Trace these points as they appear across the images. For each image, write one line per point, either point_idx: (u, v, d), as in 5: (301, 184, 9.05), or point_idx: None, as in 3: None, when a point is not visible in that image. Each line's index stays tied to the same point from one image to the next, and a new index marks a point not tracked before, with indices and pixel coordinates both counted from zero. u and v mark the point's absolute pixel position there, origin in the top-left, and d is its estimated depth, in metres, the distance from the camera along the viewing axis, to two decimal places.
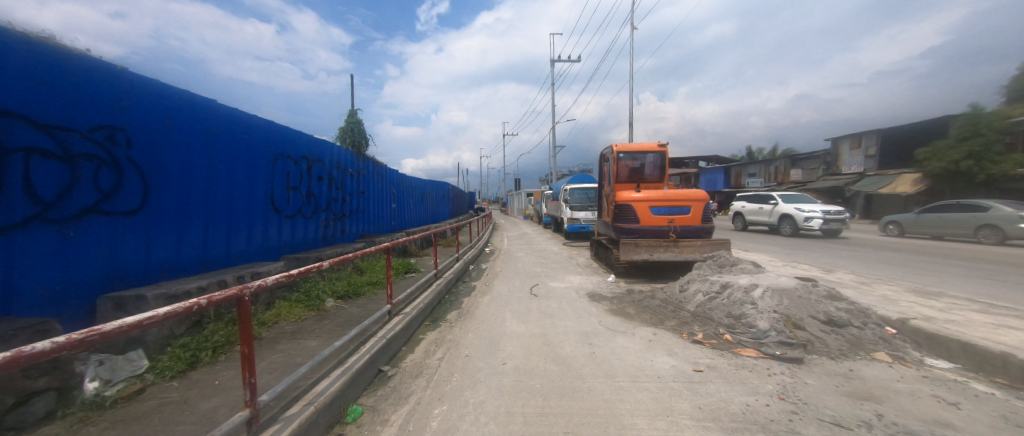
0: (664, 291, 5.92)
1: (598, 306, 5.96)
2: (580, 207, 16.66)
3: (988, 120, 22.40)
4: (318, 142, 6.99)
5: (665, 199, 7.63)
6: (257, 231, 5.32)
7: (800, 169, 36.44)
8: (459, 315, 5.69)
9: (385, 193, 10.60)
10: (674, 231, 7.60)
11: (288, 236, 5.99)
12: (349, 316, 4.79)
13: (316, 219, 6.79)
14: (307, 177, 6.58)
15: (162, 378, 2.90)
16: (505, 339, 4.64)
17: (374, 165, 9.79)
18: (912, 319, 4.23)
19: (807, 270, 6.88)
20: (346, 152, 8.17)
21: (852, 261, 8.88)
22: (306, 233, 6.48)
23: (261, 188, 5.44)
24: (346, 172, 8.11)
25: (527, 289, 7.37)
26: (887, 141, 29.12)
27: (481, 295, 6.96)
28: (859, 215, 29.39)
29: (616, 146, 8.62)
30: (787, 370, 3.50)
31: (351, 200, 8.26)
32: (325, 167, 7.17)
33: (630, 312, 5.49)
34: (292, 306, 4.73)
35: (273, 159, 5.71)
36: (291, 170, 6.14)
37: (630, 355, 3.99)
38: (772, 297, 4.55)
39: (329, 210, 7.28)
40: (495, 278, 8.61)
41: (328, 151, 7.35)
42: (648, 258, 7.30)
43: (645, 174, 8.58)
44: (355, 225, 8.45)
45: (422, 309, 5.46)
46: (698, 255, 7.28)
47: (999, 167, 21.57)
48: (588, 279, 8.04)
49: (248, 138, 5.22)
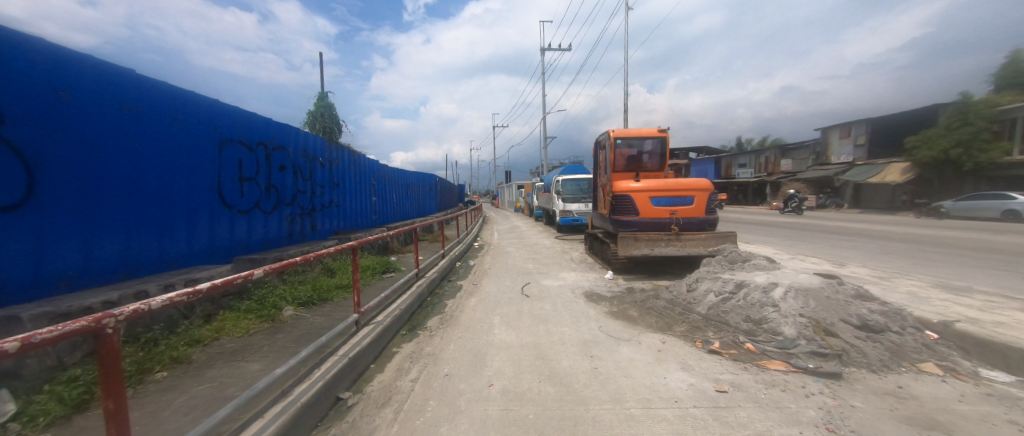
0: (670, 290, 5.32)
1: (596, 308, 5.37)
2: (572, 199, 16.08)
3: (977, 108, 22.39)
4: (279, 126, 6.11)
5: (666, 189, 7.05)
6: (199, 228, 4.52)
7: (789, 159, 36.51)
8: (441, 322, 5.03)
9: (364, 186, 9.80)
10: (676, 224, 7.03)
11: (241, 234, 5.20)
12: (309, 328, 4.07)
13: (278, 214, 6.01)
14: (267, 165, 5.75)
15: (31, 429, 2.13)
16: (492, 351, 4.00)
17: (350, 154, 8.94)
18: (956, 322, 3.71)
19: (818, 264, 6.40)
20: (315, 139, 7.29)
21: (857, 253, 8.49)
22: (265, 229, 5.68)
23: (204, 178, 4.62)
24: (315, 161, 7.26)
25: (518, 288, 6.75)
26: (876, 130, 29.19)
27: (467, 297, 6.31)
28: (848, 205, 29.68)
29: (613, 132, 7.96)
30: (826, 388, 2.94)
31: (322, 193, 7.45)
32: (288, 154, 6.32)
33: (632, 315, 4.91)
34: (239, 318, 4.00)
35: (220, 144, 4.86)
36: (244, 157, 5.29)
37: (638, 372, 3.38)
38: (795, 298, 3.99)
39: (294, 204, 6.47)
40: (483, 276, 7.97)
41: (292, 137, 6.49)
42: (648, 253, 6.81)
43: (645, 162, 7.96)
44: (327, 221, 7.66)
45: (398, 315, 4.76)
46: (702, 249, 6.77)
47: (986, 155, 21.84)
48: (584, 276, 7.44)
49: (183, 119, 4.36)
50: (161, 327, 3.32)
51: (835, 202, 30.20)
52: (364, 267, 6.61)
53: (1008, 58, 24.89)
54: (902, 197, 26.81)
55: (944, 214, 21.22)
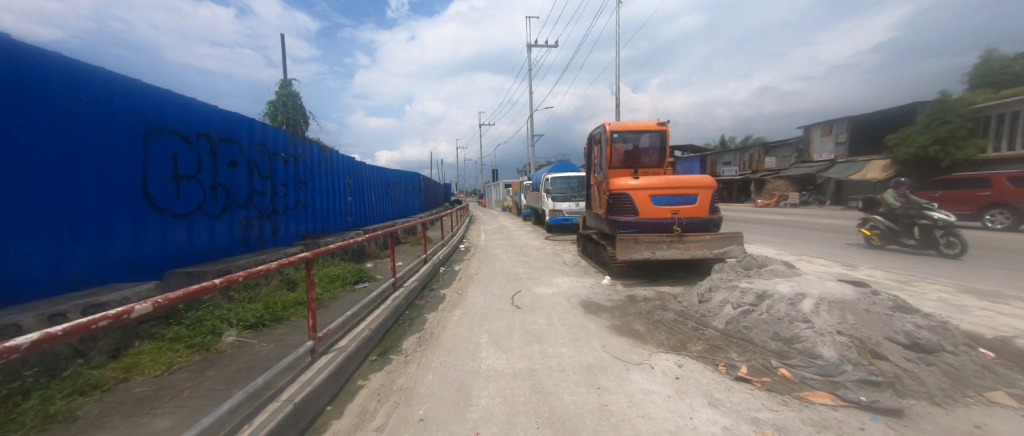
0: (679, 300, 4.74)
1: (596, 321, 4.75)
2: (562, 197, 15.49)
3: (955, 107, 23.08)
4: (226, 114, 5.18)
5: (668, 186, 6.49)
6: (119, 238, 3.60)
7: (773, 157, 36.96)
8: (419, 342, 4.31)
9: (337, 185, 8.92)
10: (678, 224, 6.50)
11: (177, 243, 4.29)
12: (251, 360, 3.28)
13: (227, 217, 5.11)
14: (212, 161, 4.84)
15: None
16: (478, 383, 3.31)
17: (317, 149, 8.01)
18: (1014, 338, 3.23)
19: (830, 267, 5.97)
20: (272, 131, 6.33)
21: (859, 252, 8.20)
22: (209, 237, 4.78)
23: (124, 176, 3.69)
24: (275, 156, 6.35)
25: (508, 297, 6.07)
26: (857, 128, 29.78)
27: (451, 309, 5.59)
28: (830, 202, 30.23)
29: (610, 125, 7.33)
30: (890, 429, 2.34)
31: (284, 192, 6.56)
32: (239, 148, 5.42)
33: (639, 330, 4.31)
34: (161, 351, 3.16)
35: (146, 134, 3.94)
36: (181, 150, 4.37)
37: (658, 410, 2.74)
38: (830, 313, 3.46)
39: (249, 206, 5.59)
40: (469, 283, 7.26)
41: (244, 128, 5.57)
42: (648, 257, 6.27)
43: (643, 158, 7.40)
44: (292, 223, 6.78)
45: (367, 338, 4.00)
46: (707, 252, 6.27)
47: (963, 152, 22.41)
48: (579, 282, 6.83)
49: (91, 100, 3.39)
50: (36, 372, 2.45)
51: (818, 200, 30.75)
52: (333, 277, 5.80)
53: (982, 57, 25.68)
54: None
55: None
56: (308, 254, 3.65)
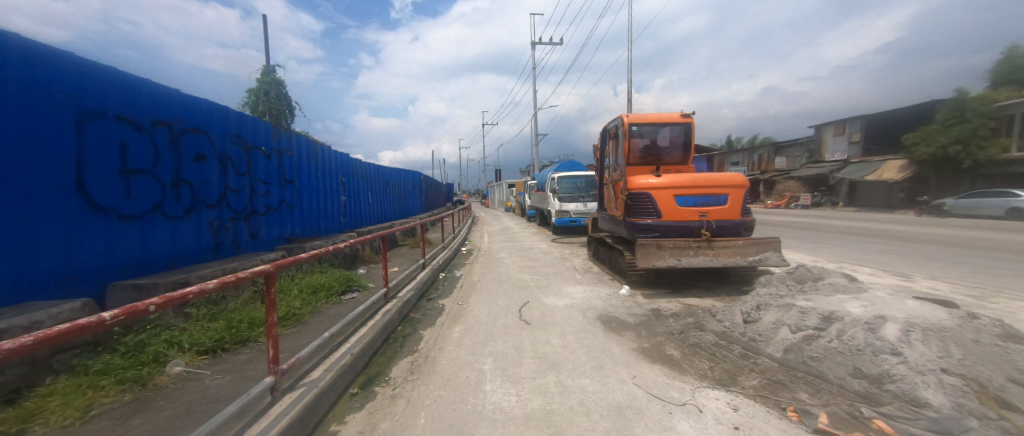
0: (719, 318, 4.02)
1: (619, 342, 4.05)
2: (570, 198, 14.77)
3: (973, 105, 22.01)
4: (191, 100, 4.50)
5: (695, 185, 5.77)
6: (42, 246, 2.90)
7: (783, 157, 36.00)
8: (411, 369, 3.61)
9: (328, 183, 8.25)
10: (706, 228, 5.78)
11: (126, 249, 3.61)
12: (195, 402, 2.56)
13: (193, 218, 4.46)
14: (173, 153, 4.18)
15: None
16: (479, 430, 2.59)
17: (305, 143, 7.34)
18: None
19: (884, 278, 5.23)
20: (251, 121, 5.66)
21: (901, 259, 7.43)
22: (170, 241, 4.11)
23: (50, 168, 3.00)
24: (254, 150, 5.69)
25: (515, 310, 5.36)
26: (872, 127, 28.84)
27: (450, 325, 4.88)
28: (843, 203, 29.49)
29: (628, 117, 6.62)
30: None
31: (266, 190, 5.91)
32: (209, 140, 4.75)
33: (673, 356, 3.59)
34: (78, 390, 2.47)
35: (81, 118, 3.25)
36: (130, 139, 3.68)
37: None
38: (926, 343, 2.73)
39: (221, 206, 4.93)
40: (471, 292, 6.56)
41: (215, 117, 4.90)
42: (673, 264, 5.55)
43: (665, 154, 6.69)
44: (274, 225, 6.13)
45: (348, 366, 3.31)
46: (740, 260, 5.55)
47: (986, 152, 21.52)
48: (594, 291, 6.12)
49: (7, 75, 2.70)
50: None
51: (830, 201, 30.02)
52: (317, 286, 5.12)
53: (1004, 53, 24.65)
54: (898, 195, 26.39)
55: (946, 212, 20.76)
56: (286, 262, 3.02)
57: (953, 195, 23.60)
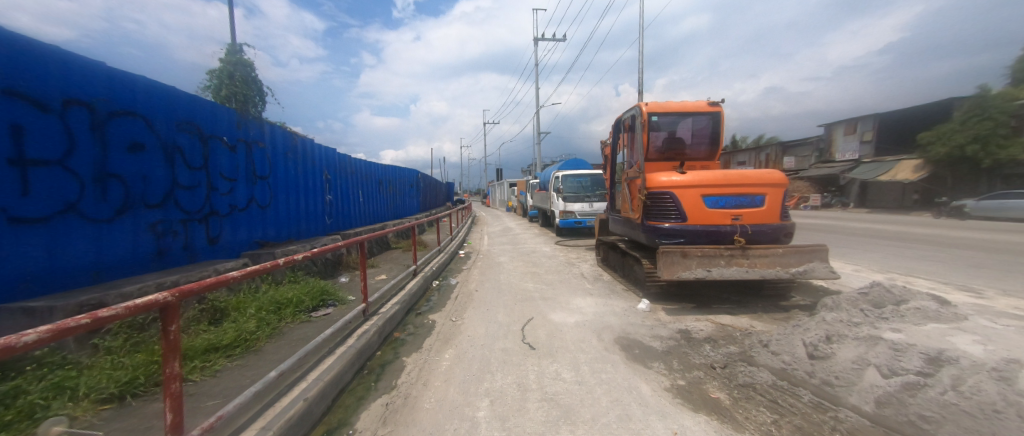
0: (773, 351, 3.21)
1: (646, 377, 3.25)
2: (575, 198, 13.98)
3: (995, 103, 20.99)
4: (122, 76, 3.71)
5: (727, 183, 4.96)
6: None
7: (791, 157, 35.14)
8: (384, 417, 2.80)
9: (311, 180, 7.47)
10: (739, 234, 4.97)
11: (23, 261, 2.81)
12: None
13: (128, 220, 3.68)
14: (95, 141, 3.39)
15: None
16: None
17: (281, 134, 6.56)
18: None
19: (955, 295, 4.41)
20: (209, 107, 4.88)
21: (951, 267, 6.61)
22: (92, 249, 3.32)
23: None
24: (213, 140, 4.91)
25: (517, 329, 4.58)
26: (885, 125, 27.96)
27: (440, 349, 4.09)
28: (853, 204, 28.69)
29: (648, 105, 5.81)
30: None
31: (228, 187, 5.14)
32: (150, 127, 3.97)
33: (721, 402, 2.77)
34: None
35: None
36: (28, 121, 2.89)
37: None
38: None
39: (168, 205, 4.15)
40: (468, 304, 5.77)
41: (157, 99, 4.11)
42: (701, 276, 4.75)
43: (690, 149, 5.89)
44: (241, 227, 5.36)
45: (298, 418, 2.50)
46: (780, 271, 4.76)
47: (1007, 152, 20.59)
48: (608, 306, 5.31)
49: None
50: None
51: (840, 202, 29.21)
52: (283, 302, 4.32)
53: None
54: (913, 196, 25.50)
55: (966, 214, 19.80)
56: (236, 273, 2.29)
57: (971, 197, 22.67)
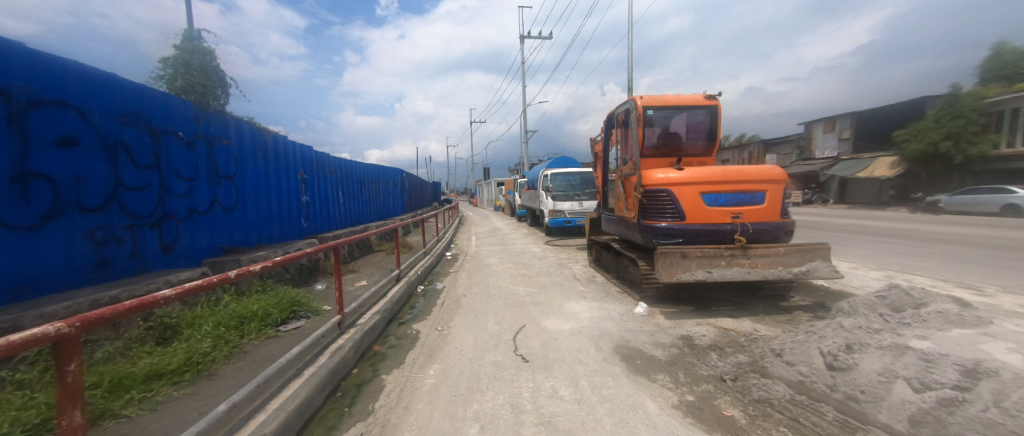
0: (788, 361, 2.97)
1: (651, 392, 2.97)
2: (564, 196, 13.72)
3: (965, 101, 21.72)
4: (49, 60, 3.20)
5: (727, 180, 4.74)
6: None
7: (773, 154, 35.82)
8: None
9: (283, 179, 6.94)
10: (740, 233, 4.75)
11: None
12: None
13: (58, 226, 3.17)
14: (14, 133, 2.88)
15: None
16: None
17: (249, 130, 6.05)
18: None
19: (960, 294, 4.27)
20: (160, 98, 4.37)
21: (944, 264, 6.57)
22: (8, 262, 2.81)
23: None
24: (166, 135, 4.41)
25: (508, 339, 4.26)
26: (862, 124, 28.73)
27: (425, 364, 3.71)
28: (833, 200, 29.37)
29: (643, 98, 5.55)
30: None
31: (185, 187, 4.63)
32: (87, 119, 3.47)
33: (737, 419, 2.49)
34: None
35: None
36: None
37: None
38: None
39: (110, 208, 3.65)
40: (455, 312, 5.40)
41: (94, 88, 3.59)
42: (701, 277, 4.52)
43: (686, 144, 5.67)
44: (201, 232, 4.85)
45: None
46: (782, 271, 4.56)
47: (976, 148, 21.33)
48: (605, 310, 5.02)
49: None
50: None
51: (821, 198, 29.87)
52: (247, 315, 3.87)
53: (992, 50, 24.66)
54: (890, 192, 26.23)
55: (941, 209, 20.40)
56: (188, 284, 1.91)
57: (944, 192, 23.41)
